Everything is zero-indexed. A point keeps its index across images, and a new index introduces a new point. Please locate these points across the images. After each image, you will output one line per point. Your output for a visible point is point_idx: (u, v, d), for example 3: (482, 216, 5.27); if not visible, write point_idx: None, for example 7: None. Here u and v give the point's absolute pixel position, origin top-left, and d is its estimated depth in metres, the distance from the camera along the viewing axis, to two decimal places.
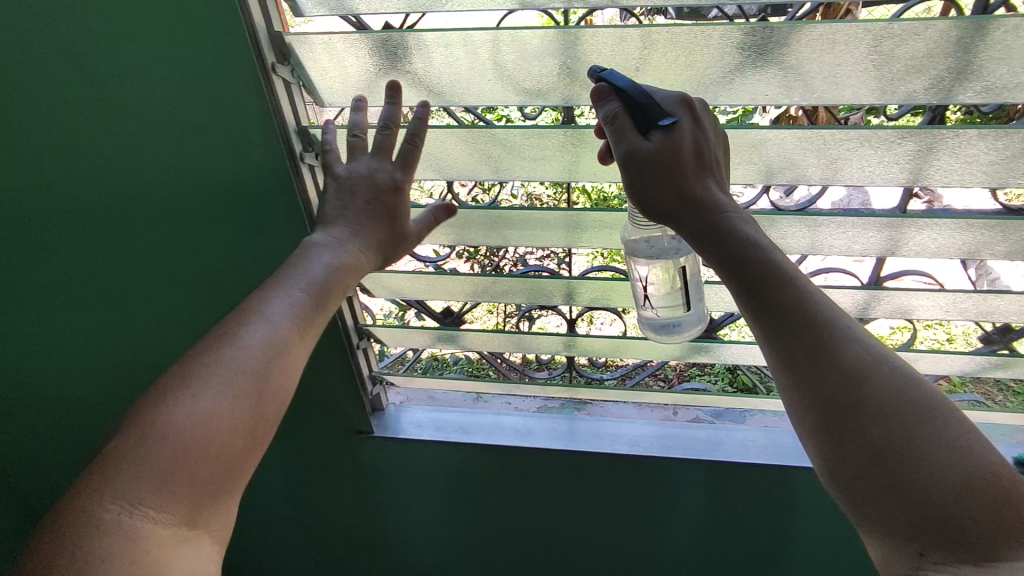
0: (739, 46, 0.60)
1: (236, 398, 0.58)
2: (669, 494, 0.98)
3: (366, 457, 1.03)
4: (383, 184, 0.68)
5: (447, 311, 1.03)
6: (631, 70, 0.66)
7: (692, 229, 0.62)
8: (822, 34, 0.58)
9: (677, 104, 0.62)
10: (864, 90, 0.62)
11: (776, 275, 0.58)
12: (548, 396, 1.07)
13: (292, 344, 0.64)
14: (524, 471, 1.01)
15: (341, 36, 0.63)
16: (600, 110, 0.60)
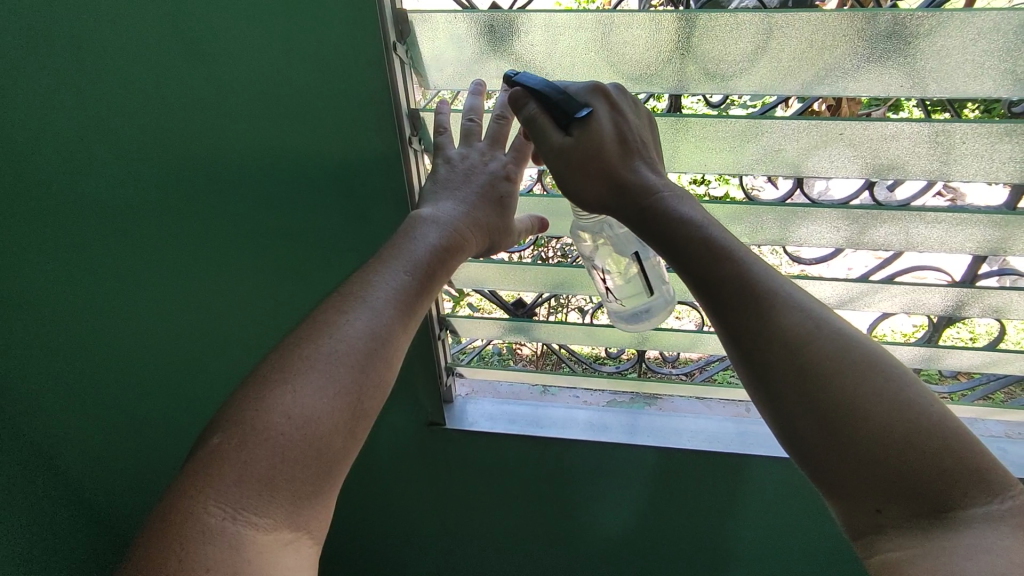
0: (880, 34, 0.58)
1: (344, 392, 0.53)
2: (743, 492, 0.97)
3: (434, 449, 1.02)
4: (496, 173, 0.67)
5: (518, 302, 0.98)
6: (755, 58, 0.63)
7: (626, 215, 0.62)
8: (972, 23, 0.56)
9: (589, 93, 0.62)
10: (1000, 85, 0.61)
11: (711, 250, 0.57)
12: (616, 390, 1.05)
13: (395, 334, 0.58)
14: (596, 467, 0.99)
15: (465, 16, 0.61)
16: (522, 113, 0.63)
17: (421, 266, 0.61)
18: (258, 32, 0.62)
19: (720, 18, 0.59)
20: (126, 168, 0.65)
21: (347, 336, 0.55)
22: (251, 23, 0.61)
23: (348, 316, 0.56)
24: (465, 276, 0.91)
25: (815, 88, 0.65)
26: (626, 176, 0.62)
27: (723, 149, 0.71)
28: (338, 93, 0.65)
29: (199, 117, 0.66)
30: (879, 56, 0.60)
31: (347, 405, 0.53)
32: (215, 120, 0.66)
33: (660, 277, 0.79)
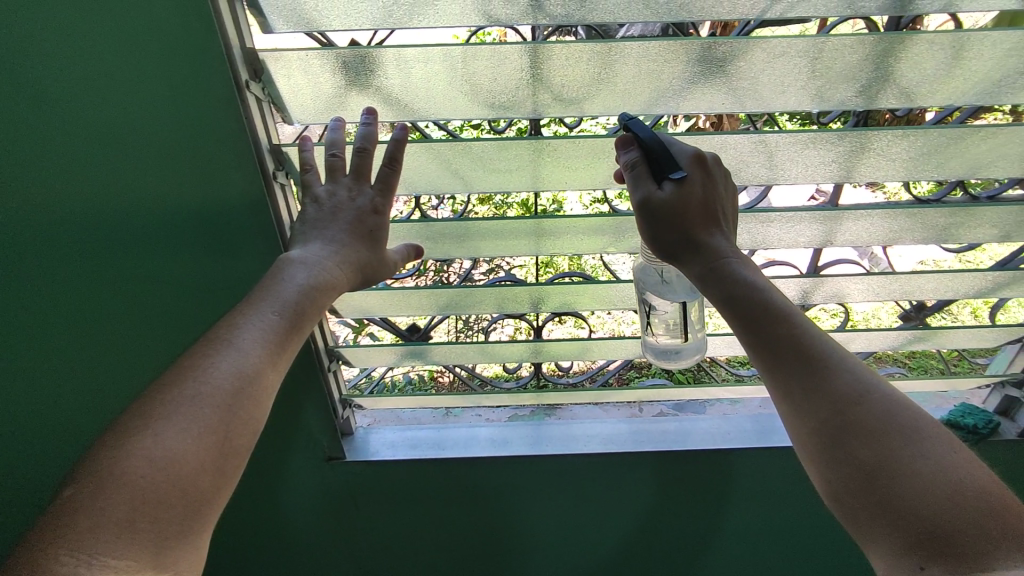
0: (700, 59, 0.66)
1: (212, 432, 0.52)
2: (642, 489, 1.02)
3: (338, 485, 1.00)
4: (362, 207, 0.68)
5: (413, 327, 0.99)
6: (600, 83, 0.68)
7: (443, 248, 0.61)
8: (771, 48, 0.64)
9: (690, 159, 0.64)
10: (803, 98, 0.70)
11: (775, 312, 0.59)
12: (516, 405, 1.08)
13: (265, 371, 0.58)
14: (502, 482, 1.01)
15: (317, 53, 0.63)
16: (622, 157, 0.64)
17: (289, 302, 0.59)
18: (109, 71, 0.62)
19: (560, 49, 0.64)
20: None
21: (213, 378, 0.54)
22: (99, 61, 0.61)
23: (213, 358, 0.56)
24: (354, 306, 0.91)
25: (654, 107, 0.71)
26: (700, 238, 0.64)
27: (581, 166, 0.76)
28: (201, 128, 0.66)
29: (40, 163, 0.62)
30: (699, 78, 0.68)
31: (216, 444, 0.52)
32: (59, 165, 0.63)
33: (700, 324, 0.83)
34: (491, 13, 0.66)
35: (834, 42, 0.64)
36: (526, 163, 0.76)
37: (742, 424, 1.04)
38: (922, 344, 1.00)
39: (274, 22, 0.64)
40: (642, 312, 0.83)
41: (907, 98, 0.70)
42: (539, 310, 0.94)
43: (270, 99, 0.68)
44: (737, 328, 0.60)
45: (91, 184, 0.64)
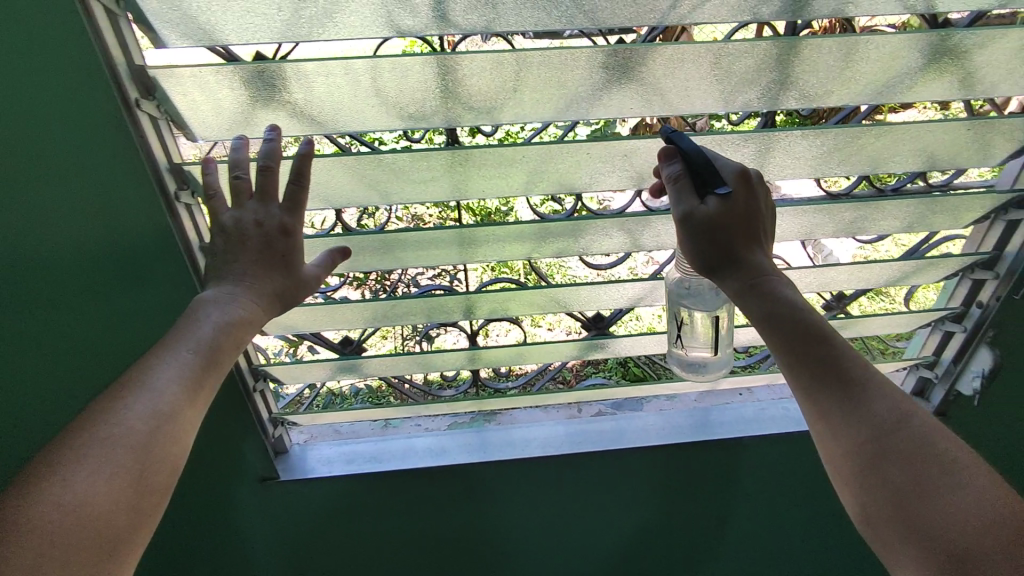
0: (604, 66, 0.67)
1: (125, 473, 0.50)
2: (581, 489, 1.03)
3: (273, 505, 0.98)
4: (270, 229, 0.66)
5: (345, 341, 1.00)
6: (511, 91, 0.69)
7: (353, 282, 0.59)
8: (672, 55, 0.66)
9: (734, 173, 0.64)
10: (710, 101, 0.72)
11: (816, 334, 0.60)
12: (456, 412, 1.08)
13: (183, 408, 0.56)
14: (442, 491, 1.00)
15: (213, 69, 0.61)
16: (667, 170, 0.65)
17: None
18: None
19: (466, 58, 0.64)
20: None
21: (125, 419, 0.52)
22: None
23: (124, 400, 0.53)
24: (279, 322, 0.89)
25: (566, 114, 0.72)
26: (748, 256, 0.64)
27: (499, 175, 0.76)
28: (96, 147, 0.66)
29: None
30: (608, 83, 0.69)
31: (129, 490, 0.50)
32: None
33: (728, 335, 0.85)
34: (399, 25, 0.65)
35: (733, 48, 0.66)
36: (442, 172, 0.75)
37: (677, 420, 1.06)
38: (845, 333, 1.03)
39: (167, 36, 0.62)
40: (670, 326, 0.84)
41: (807, 100, 0.73)
42: (471, 319, 0.94)
43: (170, 115, 0.66)
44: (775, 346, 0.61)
45: None
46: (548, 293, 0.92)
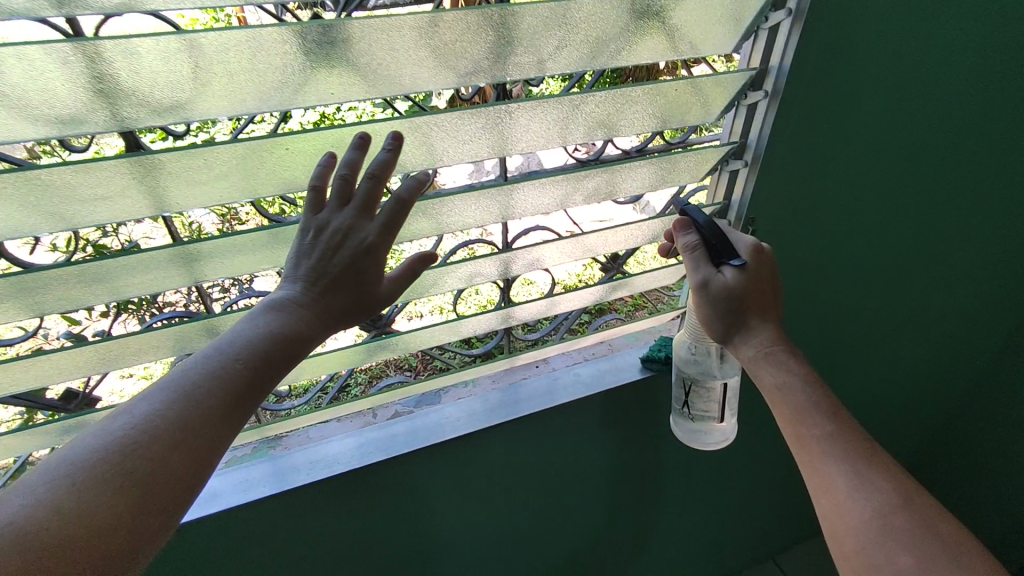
0: (635, 12, 0.72)
1: None
2: (610, 421, 1.11)
3: (321, 504, 0.94)
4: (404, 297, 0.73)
5: (376, 317, 0.98)
6: (559, 42, 0.72)
7: (747, 348, 0.80)
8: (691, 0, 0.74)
9: (750, 251, 0.81)
10: (722, 41, 0.81)
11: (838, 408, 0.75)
12: (482, 376, 1.07)
13: None
14: (486, 452, 1.02)
15: (270, 31, 0.57)
16: (685, 238, 0.82)
17: (799, 403, 0.74)
18: (34, 64, 0.53)
19: (534, 8, 0.67)
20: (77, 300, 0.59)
21: None
22: (17, 51, 0.52)
23: None
24: None
25: (602, 63, 0.76)
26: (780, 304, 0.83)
27: (549, 125, 0.79)
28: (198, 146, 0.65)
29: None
30: (645, 29, 0.75)
31: None
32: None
33: None
34: None
35: None
36: (484, 131, 0.77)
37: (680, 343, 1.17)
38: None
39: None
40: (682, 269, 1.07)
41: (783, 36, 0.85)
42: (510, 275, 0.97)
43: (229, 85, 0.60)
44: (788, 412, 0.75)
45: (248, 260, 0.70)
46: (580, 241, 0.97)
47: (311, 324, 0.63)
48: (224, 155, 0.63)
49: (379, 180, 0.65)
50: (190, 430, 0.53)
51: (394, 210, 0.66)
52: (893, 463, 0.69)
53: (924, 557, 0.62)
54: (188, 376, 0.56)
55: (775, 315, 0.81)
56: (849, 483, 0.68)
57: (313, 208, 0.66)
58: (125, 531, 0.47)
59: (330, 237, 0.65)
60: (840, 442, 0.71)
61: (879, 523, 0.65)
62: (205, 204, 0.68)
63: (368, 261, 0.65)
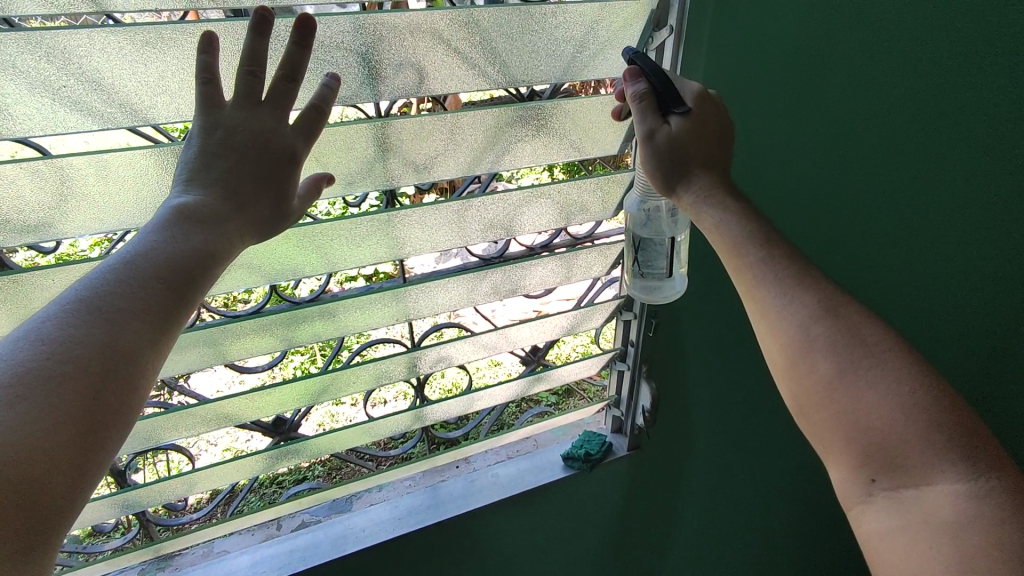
0: (516, 122, 0.75)
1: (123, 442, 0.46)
2: (539, 521, 1.05)
3: None
4: (282, 163, 0.60)
5: (279, 422, 0.95)
6: (443, 150, 0.74)
7: (689, 194, 0.70)
8: (570, 108, 0.77)
9: (695, 98, 0.70)
10: (607, 144, 0.84)
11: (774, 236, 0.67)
12: (401, 478, 1.02)
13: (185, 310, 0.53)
14: (402, 561, 0.96)
15: (129, 156, 0.59)
16: (632, 88, 0.67)
17: (733, 233, 0.67)
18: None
19: (409, 121, 0.69)
20: None
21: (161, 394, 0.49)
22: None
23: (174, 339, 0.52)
24: (215, 412, 0.84)
25: (491, 167, 0.78)
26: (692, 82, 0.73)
27: (442, 228, 0.80)
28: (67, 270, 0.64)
29: None
30: (529, 136, 0.78)
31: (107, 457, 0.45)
32: None
33: (631, 408, 1.04)
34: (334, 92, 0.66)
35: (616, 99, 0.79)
36: (373, 239, 0.77)
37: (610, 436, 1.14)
38: None
39: (88, 124, 0.58)
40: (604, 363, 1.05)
41: None
42: (418, 373, 0.95)
43: (92, 208, 0.61)
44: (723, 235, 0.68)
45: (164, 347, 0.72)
46: (490, 337, 0.95)
47: (231, 229, 0.57)
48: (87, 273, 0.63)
49: (296, 85, 0.59)
50: (115, 358, 0.46)
51: (308, 119, 0.59)
52: (847, 305, 0.64)
53: (845, 363, 0.61)
54: (92, 297, 0.47)
55: (719, 164, 0.72)
56: (777, 300, 0.65)
57: (206, 105, 0.56)
58: (57, 478, 0.41)
59: (250, 138, 0.58)
60: (771, 266, 0.65)
61: (803, 335, 0.63)
62: None
63: (286, 167, 0.60)
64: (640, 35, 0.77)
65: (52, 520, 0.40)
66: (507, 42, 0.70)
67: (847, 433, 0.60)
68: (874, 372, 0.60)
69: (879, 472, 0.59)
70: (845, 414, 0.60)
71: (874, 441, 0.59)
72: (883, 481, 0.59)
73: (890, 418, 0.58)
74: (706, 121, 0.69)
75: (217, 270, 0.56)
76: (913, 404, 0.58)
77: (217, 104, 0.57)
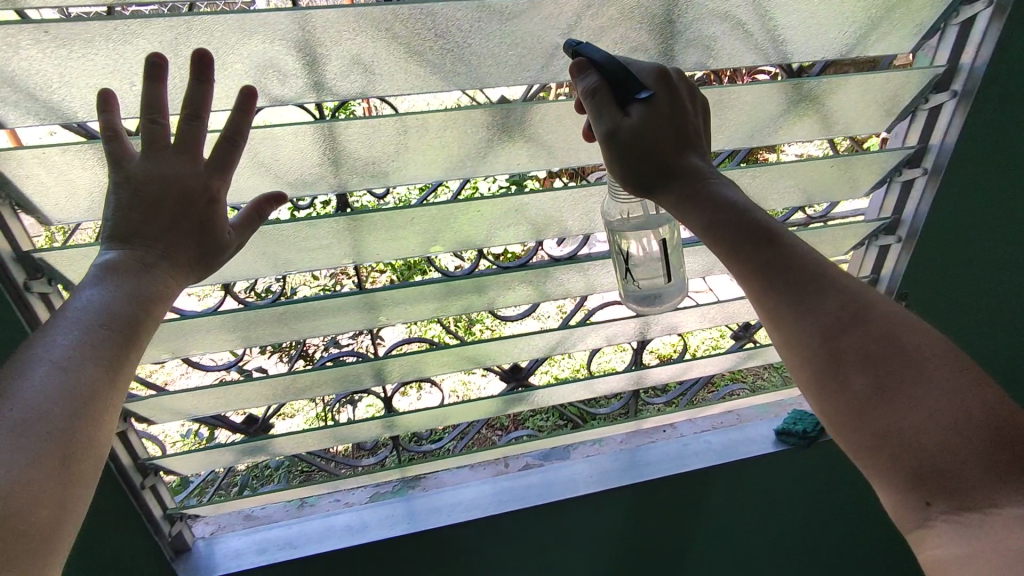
0: (790, 98, 0.77)
1: (82, 468, 0.45)
2: (745, 495, 1.06)
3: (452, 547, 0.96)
4: (193, 192, 0.56)
5: (515, 369, 1.04)
6: (719, 122, 0.78)
7: (668, 196, 0.64)
8: (848, 84, 0.77)
9: (654, 80, 0.63)
10: (865, 123, 0.84)
11: (778, 234, 0.61)
12: (613, 435, 1.08)
13: (128, 340, 0.51)
14: (616, 512, 1.01)
15: (474, 114, 0.69)
16: (581, 84, 0.61)
17: (728, 235, 0.61)
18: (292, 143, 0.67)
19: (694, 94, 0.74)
20: (281, 309, 0.79)
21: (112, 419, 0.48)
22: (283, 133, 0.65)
23: (130, 362, 0.51)
24: (470, 354, 0.94)
25: (753, 142, 0.82)
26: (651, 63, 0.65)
27: None
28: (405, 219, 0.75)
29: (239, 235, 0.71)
30: (799, 113, 0.80)
31: (73, 484, 0.45)
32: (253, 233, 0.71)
33: None
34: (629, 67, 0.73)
35: (897, 79, 0.78)
36: None
37: None
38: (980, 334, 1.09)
39: (440, 85, 0.69)
40: None
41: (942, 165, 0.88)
42: (645, 337, 1.00)
43: (427, 158, 0.73)
44: (718, 242, 0.61)
45: (458, 286, 0.83)
46: (714, 308, 0.99)
47: (164, 272, 0.55)
48: (423, 215, 0.75)
49: (201, 122, 0.56)
50: (73, 403, 0.45)
51: (226, 150, 0.57)
52: (872, 309, 0.57)
53: (883, 376, 0.54)
54: (40, 351, 0.46)
55: (695, 150, 0.64)
56: (790, 310, 0.58)
57: (114, 163, 0.55)
58: (31, 517, 0.41)
59: (154, 183, 0.55)
60: (778, 268, 0.59)
61: (827, 348, 0.57)
62: (396, 255, 0.80)
63: (207, 206, 0.57)
64: (944, 10, 0.76)
65: (39, 547, 0.41)
66: (804, 18, 0.73)
67: (891, 452, 0.53)
68: (913, 385, 0.54)
69: (936, 494, 0.51)
70: (887, 432, 0.53)
71: (923, 459, 0.52)
72: (939, 505, 0.50)
73: (939, 435, 0.51)
74: (674, 118, 0.64)
75: (160, 312, 0.54)
76: (963, 418, 0.51)
77: (124, 157, 0.55)
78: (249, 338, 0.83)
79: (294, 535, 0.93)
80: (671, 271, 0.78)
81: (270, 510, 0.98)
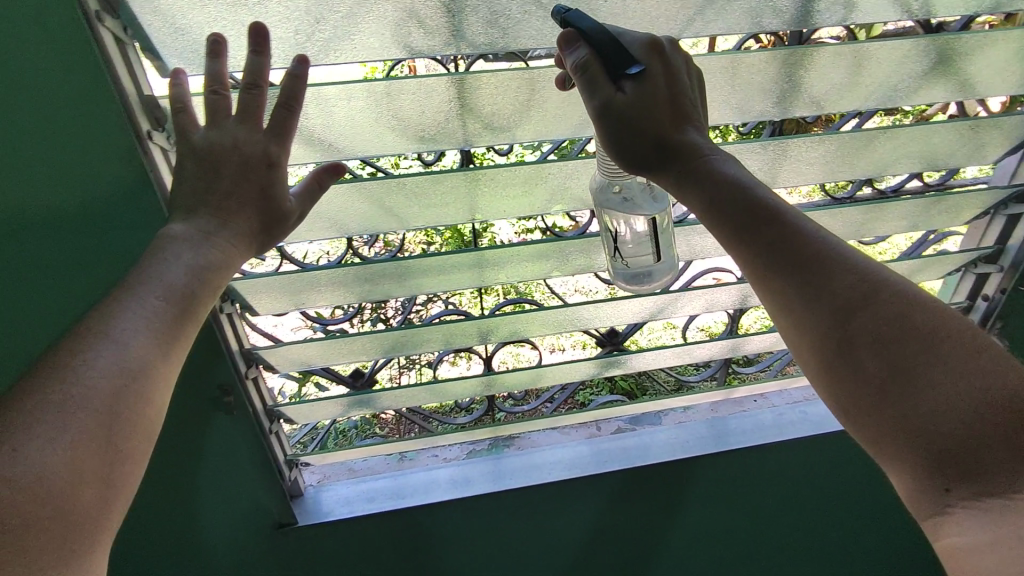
0: (930, 55, 0.74)
1: (134, 444, 0.45)
2: (839, 469, 1.05)
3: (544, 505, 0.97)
4: (252, 158, 0.58)
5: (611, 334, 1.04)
6: (852, 81, 0.75)
7: (669, 173, 0.60)
8: (993, 40, 0.73)
9: (645, 52, 0.59)
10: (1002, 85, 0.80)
11: (782, 211, 0.56)
12: (705, 403, 1.08)
13: (176, 319, 0.52)
14: (706, 478, 1.01)
15: None
16: (569, 58, 0.58)
17: (727, 211, 0.56)
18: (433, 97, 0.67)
19: (833, 50, 0.71)
20: (402, 265, 0.80)
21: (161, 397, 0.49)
22: (426, 85, 0.65)
23: (181, 339, 0.52)
24: (573, 317, 0.94)
25: (882, 103, 0.79)
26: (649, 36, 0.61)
27: (826, 161, 0.82)
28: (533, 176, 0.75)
29: (372, 189, 0.72)
30: (936, 73, 0.77)
31: (122, 461, 0.45)
32: (385, 188, 0.72)
33: None
34: (763, 23, 0.71)
35: None
36: (765, 164, 0.81)
37: None
38: None
39: None
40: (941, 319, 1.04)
41: None
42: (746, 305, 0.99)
43: (558, 116, 0.73)
44: (719, 219, 0.57)
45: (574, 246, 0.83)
46: None
47: (228, 240, 0.58)
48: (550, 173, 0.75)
49: (259, 91, 0.57)
50: (127, 377, 0.46)
51: (284, 115, 0.58)
52: (889, 286, 0.52)
53: (897, 359, 0.49)
54: (100, 323, 0.48)
55: (692, 127, 0.61)
56: (796, 290, 0.53)
57: (178, 132, 0.58)
58: (82, 492, 0.41)
59: (217, 153, 0.58)
60: (783, 244, 0.54)
61: (834, 331, 0.52)
62: (518, 213, 0.80)
63: (268, 171, 0.59)
64: None
65: (88, 523, 0.41)
66: None
67: (904, 437, 0.48)
68: (933, 367, 0.48)
69: (956, 480, 0.45)
70: (900, 417, 0.48)
71: (946, 443, 0.46)
72: (960, 490, 0.45)
73: (960, 417, 0.46)
74: (667, 92, 0.60)
75: (219, 285, 0.56)
76: (986, 400, 0.46)
77: (188, 128, 0.58)
78: (366, 293, 0.84)
79: (398, 486, 0.96)
80: (664, 248, 0.74)
81: (372, 463, 1.01)
